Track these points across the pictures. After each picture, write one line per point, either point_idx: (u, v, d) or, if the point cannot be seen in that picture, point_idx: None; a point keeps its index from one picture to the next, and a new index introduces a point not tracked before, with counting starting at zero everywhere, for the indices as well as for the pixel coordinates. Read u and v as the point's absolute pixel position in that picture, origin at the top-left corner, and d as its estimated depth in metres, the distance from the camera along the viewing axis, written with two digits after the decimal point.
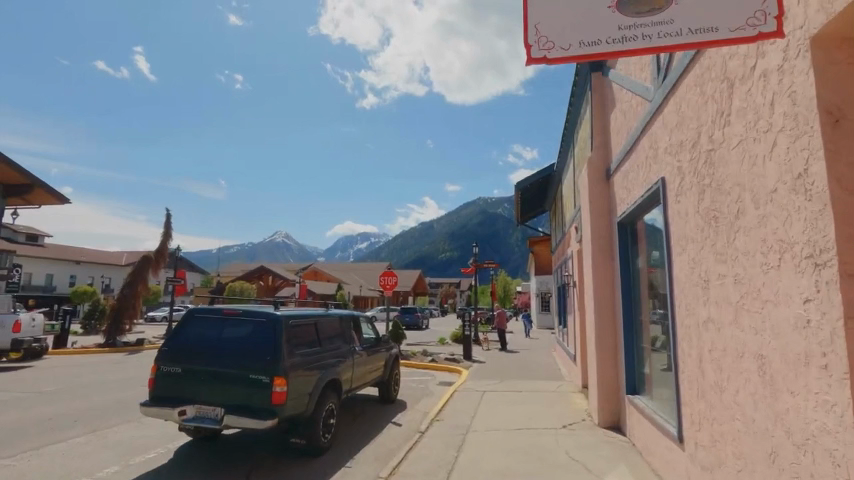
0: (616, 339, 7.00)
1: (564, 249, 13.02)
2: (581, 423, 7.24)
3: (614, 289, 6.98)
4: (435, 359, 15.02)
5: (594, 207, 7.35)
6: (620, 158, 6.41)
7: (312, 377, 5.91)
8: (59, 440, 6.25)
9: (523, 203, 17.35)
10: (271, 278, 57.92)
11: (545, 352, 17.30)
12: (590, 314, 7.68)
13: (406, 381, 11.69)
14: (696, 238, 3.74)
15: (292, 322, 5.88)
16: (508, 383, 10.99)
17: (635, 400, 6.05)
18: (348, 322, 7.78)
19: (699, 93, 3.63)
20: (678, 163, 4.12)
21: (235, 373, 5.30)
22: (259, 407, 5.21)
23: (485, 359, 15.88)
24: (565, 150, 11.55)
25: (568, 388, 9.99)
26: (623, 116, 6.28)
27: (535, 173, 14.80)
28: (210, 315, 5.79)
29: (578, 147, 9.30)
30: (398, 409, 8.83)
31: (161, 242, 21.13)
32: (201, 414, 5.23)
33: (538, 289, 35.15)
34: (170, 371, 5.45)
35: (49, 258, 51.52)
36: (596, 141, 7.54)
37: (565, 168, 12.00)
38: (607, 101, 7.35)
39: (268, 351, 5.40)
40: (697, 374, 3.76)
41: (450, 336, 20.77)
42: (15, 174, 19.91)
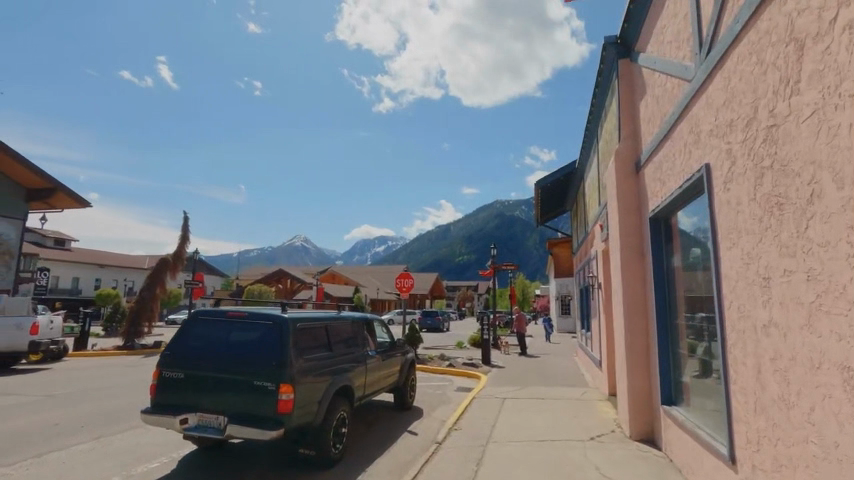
0: (648, 344, 6.47)
1: (587, 249, 12.45)
2: (610, 435, 6.72)
3: (647, 290, 6.45)
4: (452, 363, 14.57)
5: (623, 202, 6.84)
6: (653, 148, 5.92)
7: (322, 384, 5.56)
8: (63, 447, 5.97)
9: (543, 203, 16.80)
10: (289, 281, 58.22)
11: (567, 357, 16.71)
12: (619, 316, 7.15)
13: (422, 387, 11.28)
14: (752, 229, 3.26)
15: (299, 325, 5.53)
16: (530, 390, 10.49)
17: (672, 411, 5.54)
18: (361, 324, 7.41)
19: (755, 62, 3.16)
20: (727, 146, 3.65)
21: (239, 380, 4.98)
22: (265, 415, 4.87)
23: (504, 364, 15.37)
24: (589, 145, 11.04)
25: (593, 396, 9.45)
26: (656, 102, 5.80)
27: (556, 172, 14.28)
28: (212, 317, 5.47)
29: (604, 141, 8.79)
30: (415, 417, 8.43)
31: (179, 244, 21.25)
32: (204, 422, 4.92)
33: (559, 293, 34.38)
34: (172, 376, 5.16)
35: (76, 262, 52.87)
36: (624, 132, 7.06)
37: (588, 165, 11.48)
38: (636, 88, 6.86)
39: (274, 355, 5.07)
40: (755, 387, 3.27)
41: (469, 340, 20.30)
42: (38, 178, 20.24)
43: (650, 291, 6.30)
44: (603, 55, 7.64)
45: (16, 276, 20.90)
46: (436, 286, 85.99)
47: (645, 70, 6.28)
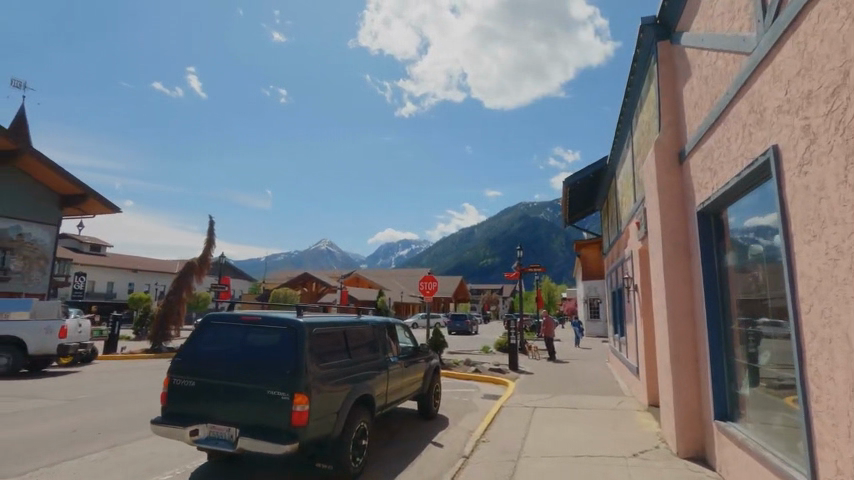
0: (697, 351, 5.88)
1: (621, 249, 11.77)
2: (654, 451, 6.15)
3: (694, 292, 5.85)
4: (478, 369, 14.07)
5: (665, 196, 6.27)
6: (700, 134, 5.36)
7: (340, 393, 5.19)
8: (77, 455, 5.75)
9: (571, 202, 16.15)
10: (314, 285, 58.55)
11: (598, 363, 15.99)
12: (660, 320, 6.56)
13: (448, 394, 10.83)
14: (842, 218, 2.73)
15: (316, 330, 5.18)
16: (562, 398, 9.93)
17: (729, 428, 4.96)
18: (382, 329, 7.01)
19: (845, 17, 2.64)
20: (804, 122, 3.12)
21: (252, 389, 4.66)
22: (279, 428, 4.54)
23: (532, 370, 14.79)
24: (622, 139, 10.42)
25: (631, 406, 8.84)
26: (705, 84, 5.24)
27: (585, 169, 13.61)
28: (224, 321, 5.16)
29: (640, 132, 8.23)
30: (439, 426, 8.00)
31: (204, 249, 21.44)
32: (215, 434, 4.62)
33: (587, 295, 33.26)
34: (183, 384, 4.89)
35: (110, 266, 54.56)
36: (665, 120, 6.51)
37: (622, 160, 10.85)
38: (679, 71, 6.31)
39: (288, 363, 4.72)
40: (848, 408, 2.72)
41: (495, 344, 19.73)
42: (69, 184, 20.68)
43: (699, 293, 5.71)
44: (640, 38, 7.09)
45: (51, 280, 21.46)
46: (460, 289, 85.06)
47: (690, 50, 5.72)
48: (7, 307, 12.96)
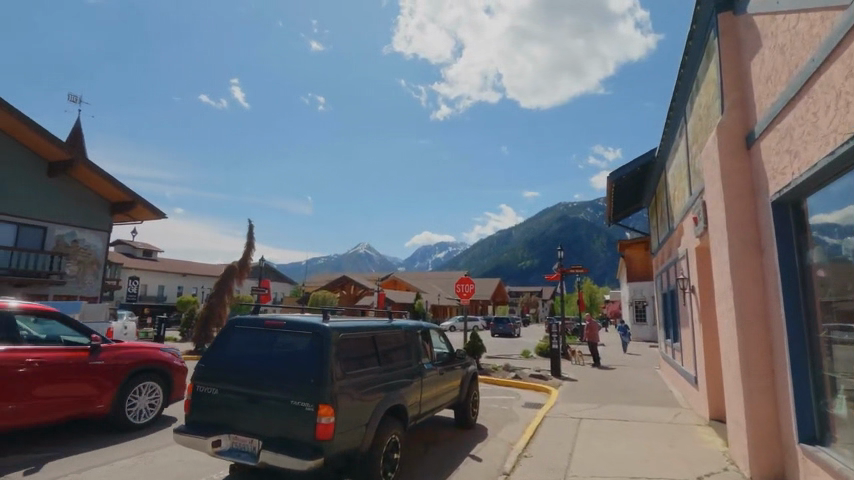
0: (772, 362, 5.14)
1: (673, 247, 10.88)
2: (722, 474, 5.43)
3: (768, 294, 5.11)
4: (518, 375, 13.43)
5: (729, 186, 5.56)
6: (775, 112, 4.66)
7: (369, 404, 4.82)
8: (108, 461, 5.66)
9: (616, 199, 15.26)
10: (352, 287, 59.13)
11: (648, 370, 14.97)
12: (726, 325, 5.82)
13: (486, 402, 10.31)
14: None
15: (344, 336, 4.83)
16: (610, 409, 9.21)
17: (818, 454, 4.23)
18: (416, 333, 6.59)
19: None
20: None
21: (275, 399, 4.36)
22: (302, 442, 4.20)
23: (576, 377, 13.99)
24: (674, 127, 9.59)
25: (690, 420, 8.03)
26: (781, 53, 4.57)
27: (632, 162, 12.75)
28: (249, 325, 4.90)
29: (697, 117, 7.47)
30: (478, 437, 7.51)
31: (244, 252, 21.84)
32: (238, 446, 4.36)
33: (633, 298, 31.64)
34: (206, 392, 4.65)
35: (161, 270, 56.94)
36: (729, 100, 5.80)
37: (674, 149, 10.01)
38: (745, 44, 5.60)
39: (312, 371, 4.39)
40: None
41: (535, 349, 18.96)
42: (117, 190, 21.56)
43: (774, 295, 4.97)
44: (697, 12, 6.41)
45: (102, 284, 22.43)
46: (498, 292, 83.61)
47: (761, 18, 5.04)
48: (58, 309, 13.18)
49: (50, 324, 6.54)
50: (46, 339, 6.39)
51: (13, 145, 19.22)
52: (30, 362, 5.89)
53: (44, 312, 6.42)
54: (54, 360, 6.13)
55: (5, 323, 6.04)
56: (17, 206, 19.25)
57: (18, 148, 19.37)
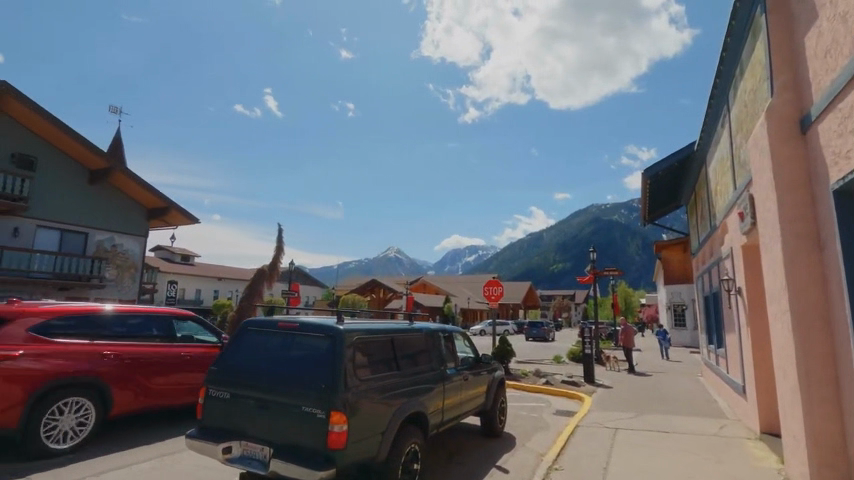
0: (835, 370, 4.57)
1: (715, 246, 10.18)
2: None
3: (830, 294, 4.55)
4: (549, 381, 12.91)
5: (782, 174, 5.02)
6: (836, 91, 4.15)
7: (385, 412, 4.55)
8: (127, 464, 5.61)
9: (651, 198, 14.55)
10: (382, 291, 59.40)
11: (688, 378, 14.12)
12: (779, 329, 5.25)
13: (516, 409, 9.90)
14: None
15: (359, 339, 4.57)
16: (649, 419, 8.63)
17: None
18: (438, 336, 6.29)
19: None
20: None
21: (286, 404, 4.15)
22: (313, 450, 3.98)
23: (611, 383, 13.33)
24: (716, 117, 8.96)
25: (738, 433, 7.40)
26: (842, 23, 4.06)
27: (668, 157, 12.08)
28: (262, 327, 4.72)
29: (742, 104, 6.90)
30: (505, 447, 7.14)
31: (273, 256, 22.11)
32: (249, 453, 4.18)
33: (670, 301, 30.24)
34: (219, 396, 4.51)
35: (197, 275, 58.62)
36: (778, 82, 5.28)
37: (715, 140, 9.37)
38: (797, 19, 5.08)
39: (325, 375, 4.16)
40: None
41: (568, 354, 18.29)
42: (153, 196, 22.32)
43: (837, 295, 4.42)
44: None
45: (140, 287, 23.15)
46: (529, 295, 82.13)
47: None
48: None
49: (186, 325, 8.05)
50: (184, 335, 7.85)
51: (57, 155, 20.11)
52: (186, 355, 7.57)
53: (181, 314, 7.95)
54: (197, 354, 7.74)
55: (163, 323, 7.61)
56: (60, 213, 20.11)
57: (62, 157, 20.24)
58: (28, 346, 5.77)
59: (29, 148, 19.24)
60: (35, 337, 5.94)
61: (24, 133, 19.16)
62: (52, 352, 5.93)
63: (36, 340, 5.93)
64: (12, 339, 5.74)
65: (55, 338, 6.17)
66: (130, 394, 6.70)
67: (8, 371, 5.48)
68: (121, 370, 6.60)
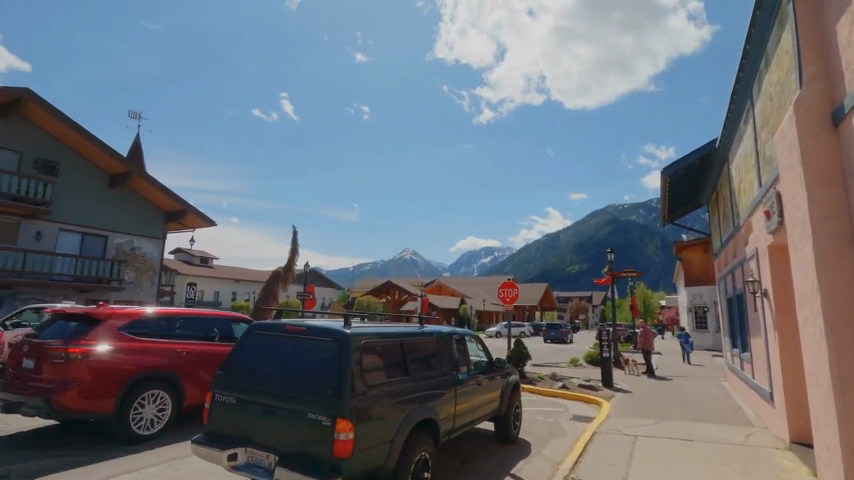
0: None
1: (739, 246, 9.80)
2: None
3: None
4: (566, 385, 12.61)
5: (812, 170, 4.74)
6: None
7: (393, 419, 4.40)
8: (136, 469, 5.57)
9: (671, 197, 14.15)
10: (397, 293, 59.43)
11: (711, 383, 13.65)
12: (810, 334, 4.95)
13: (531, 414, 9.67)
14: None
15: (367, 344, 4.42)
16: (670, 426, 8.32)
17: None
18: (449, 339, 6.10)
19: None
20: None
21: (292, 410, 4.03)
22: (318, 459, 3.85)
23: (630, 388, 12.97)
24: (739, 112, 8.63)
25: (765, 443, 7.05)
26: None
27: (688, 154, 11.71)
28: (269, 331, 4.61)
29: (768, 96, 6.59)
30: (520, 453, 6.93)
31: (288, 258, 22.20)
32: (254, 460, 4.09)
33: (691, 303, 29.49)
34: (225, 401, 4.42)
35: (215, 277, 59.42)
36: (807, 72, 5.02)
37: (738, 136, 9.01)
38: (826, 5, 4.81)
39: (331, 380, 4.02)
40: None
41: (585, 357, 17.92)
42: (170, 200, 22.72)
43: None
44: None
45: (158, 290, 23.46)
46: (545, 297, 81.28)
47: None
48: None
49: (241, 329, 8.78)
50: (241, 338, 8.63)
51: (79, 159, 20.55)
52: None
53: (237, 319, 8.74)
54: None
55: (222, 327, 8.42)
56: (80, 217, 20.51)
57: (83, 162, 20.68)
58: (116, 343, 6.60)
59: (52, 153, 19.70)
60: (120, 335, 6.76)
61: (47, 139, 19.63)
62: (135, 349, 6.77)
63: (122, 336, 6.78)
64: (105, 337, 6.60)
65: (137, 336, 7.00)
66: (197, 388, 7.47)
67: (101, 365, 6.32)
68: (189, 366, 7.42)
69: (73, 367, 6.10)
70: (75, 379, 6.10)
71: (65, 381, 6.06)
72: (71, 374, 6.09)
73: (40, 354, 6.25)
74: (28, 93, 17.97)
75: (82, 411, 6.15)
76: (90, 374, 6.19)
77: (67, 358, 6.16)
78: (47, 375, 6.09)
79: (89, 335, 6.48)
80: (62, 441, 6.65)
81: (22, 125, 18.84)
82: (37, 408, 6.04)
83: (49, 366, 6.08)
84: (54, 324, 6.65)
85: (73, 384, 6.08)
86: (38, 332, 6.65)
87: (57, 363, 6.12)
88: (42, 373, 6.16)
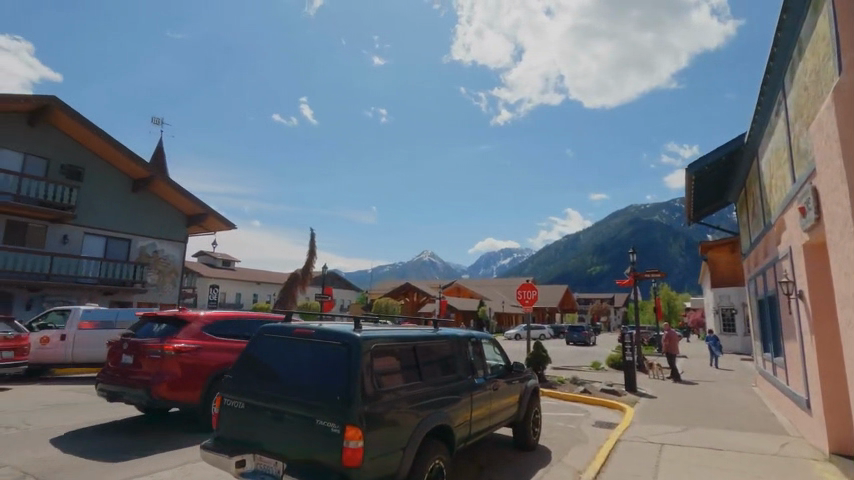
0: None
1: (770, 245, 9.33)
2: None
3: None
4: (588, 389, 12.24)
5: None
6: None
7: (406, 426, 4.23)
8: (149, 472, 5.53)
9: (697, 195, 13.63)
10: (416, 295, 59.37)
11: (741, 388, 13.08)
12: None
13: (552, 419, 9.38)
14: None
15: (378, 348, 4.26)
16: (699, 434, 7.94)
17: None
18: (465, 343, 5.89)
19: None
20: None
21: (300, 417, 3.90)
22: (327, 467, 3.71)
23: (655, 393, 12.52)
24: (769, 105, 8.20)
25: (802, 453, 6.64)
26: None
27: (715, 150, 11.23)
28: (278, 334, 4.47)
29: (802, 86, 6.21)
30: (540, 461, 6.67)
31: (306, 260, 22.29)
32: (262, 467, 3.98)
33: (719, 305, 28.49)
34: (234, 406, 4.31)
35: (237, 279, 60.35)
36: (846, 58, 4.68)
37: (769, 130, 8.58)
38: None
39: (339, 386, 3.87)
40: None
41: (608, 360, 17.44)
42: (192, 203, 23.19)
43: None
44: None
45: (180, 292, 23.84)
46: (566, 299, 80.04)
47: None
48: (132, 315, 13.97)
49: None
50: None
51: (104, 165, 21.05)
52: None
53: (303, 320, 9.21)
54: None
55: None
56: (106, 221, 21.02)
57: (108, 167, 21.18)
58: (200, 341, 7.24)
59: (78, 159, 20.22)
60: (204, 334, 7.43)
61: (73, 145, 20.18)
62: (214, 347, 7.39)
63: (206, 335, 7.44)
64: (193, 335, 7.28)
65: (216, 336, 7.62)
66: None
67: (190, 360, 6.99)
68: None
69: (168, 361, 6.81)
70: (169, 372, 6.80)
71: (161, 374, 6.77)
72: (166, 367, 6.79)
73: (138, 350, 6.97)
74: (55, 101, 18.51)
75: (176, 401, 6.82)
76: (181, 369, 6.88)
77: (162, 354, 6.87)
78: (145, 368, 6.79)
79: (179, 334, 7.19)
80: (134, 432, 7.17)
81: (50, 132, 19.41)
82: (136, 398, 6.73)
83: (147, 360, 6.79)
84: (149, 325, 7.40)
85: (167, 377, 6.76)
86: (134, 333, 7.40)
87: (154, 358, 6.84)
88: (140, 367, 6.86)
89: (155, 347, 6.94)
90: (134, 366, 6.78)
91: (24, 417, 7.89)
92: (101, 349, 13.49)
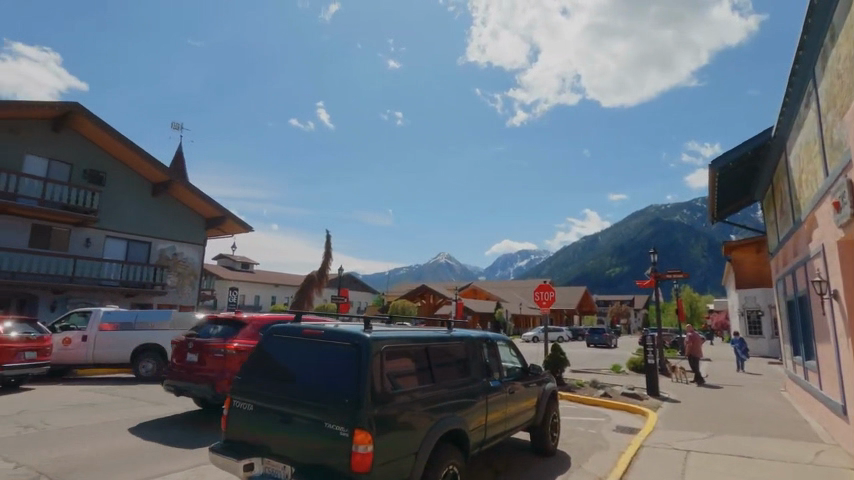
0: None
1: (800, 243, 8.92)
2: None
3: None
4: (609, 393, 11.91)
5: None
6: None
7: (418, 430, 4.08)
8: (162, 474, 5.50)
9: (720, 192, 13.18)
10: (431, 297, 59.14)
11: (769, 393, 12.57)
12: None
13: (571, 424, 9.11)
14: None
15: (389, 349, 4.12)
16: (725, 440, 7.60)
17: None
18: (480, 345, 5.71)
19: None
20: None
21: (308, 420, 3.79)
22: (336, 472, 3.59)
23: (678, 397, 12.12)
24: (798, 97, 7.84)
25: (839, 462, 6.27)
26: None
27: (740, 146, 10.82)
28: (286, 334, 4.36)
29: (835, 74, 5.88)
30: (559, 467, 6.45)
31: (322, 261, 22.34)
32: (271, 471, 3.88)
33: (744, 307, 27.61)
34: (243, 408, 4.22)
35: (255, 281, 61.07)
36: None
37: (798, 124, 8.20)
38: None
39: (348, 388, 3.75)
40: None
41: (628, 363, 17.01)
42: (210, 206, 23.49)
43: None
44: None
45: (199, 294, 24.14)
46: (584, 300, 78.89)
47: None
48: (151, 317, 14.07)
49: None
50: None
51: (124, 169, 21.48)
52: None
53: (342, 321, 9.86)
54: None
55: None
56: (127, 224, 21.43)
57: (129, 171, 21.60)
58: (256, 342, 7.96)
59: (100, 163, 20.67)
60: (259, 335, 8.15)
61: (95, 150, 20.61)
62: None
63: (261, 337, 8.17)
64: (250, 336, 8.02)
65: None
66: None
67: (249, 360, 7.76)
68: None
69: (230, 360, 7.59)
70: (231, 370, 7.58)
71: (223, 371, 7.54)
72: (229, 366, 7.57)
73: (202, 349, 7.72)
74: (77, 107, 18.97)
75: None
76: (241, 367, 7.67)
77: (225, 353, 7.66)
78: (209, 366, 7.57)
79: (239, 335, 7.93)
80: (150, 433, 7.19)
81: (72, 138, 19.89)
82: (202, 392, 7.52)
83: (212, 359, 7.56)
84: (210, 325, 8.15)
85: (229, 374, 7.54)
86: (195, 333, 8.16)
87: (217, 357, 7.62)
88: (205, 364, 7.63)
89: (218, 347, 7.72)
90: (200, 363, 7.54)
91: (44, 418, 7.98)
92: (121, 351, 13.66)
